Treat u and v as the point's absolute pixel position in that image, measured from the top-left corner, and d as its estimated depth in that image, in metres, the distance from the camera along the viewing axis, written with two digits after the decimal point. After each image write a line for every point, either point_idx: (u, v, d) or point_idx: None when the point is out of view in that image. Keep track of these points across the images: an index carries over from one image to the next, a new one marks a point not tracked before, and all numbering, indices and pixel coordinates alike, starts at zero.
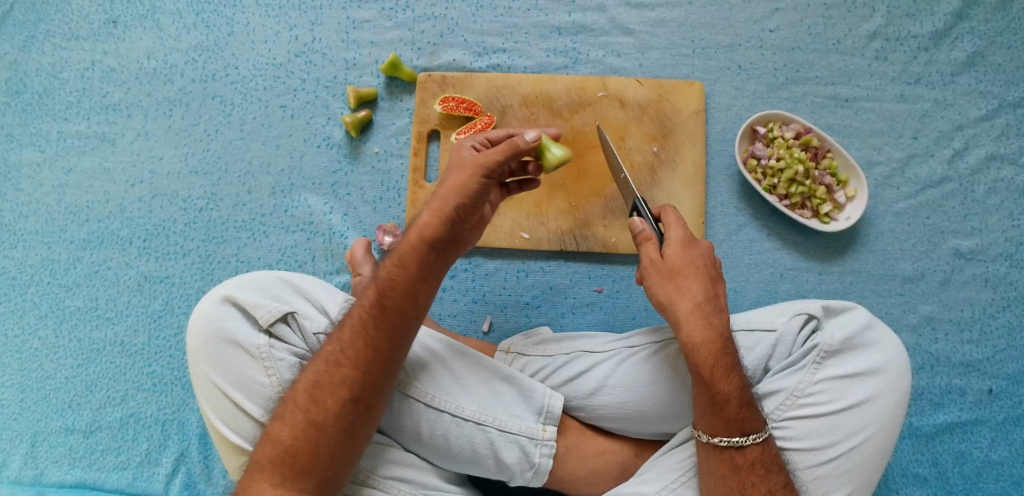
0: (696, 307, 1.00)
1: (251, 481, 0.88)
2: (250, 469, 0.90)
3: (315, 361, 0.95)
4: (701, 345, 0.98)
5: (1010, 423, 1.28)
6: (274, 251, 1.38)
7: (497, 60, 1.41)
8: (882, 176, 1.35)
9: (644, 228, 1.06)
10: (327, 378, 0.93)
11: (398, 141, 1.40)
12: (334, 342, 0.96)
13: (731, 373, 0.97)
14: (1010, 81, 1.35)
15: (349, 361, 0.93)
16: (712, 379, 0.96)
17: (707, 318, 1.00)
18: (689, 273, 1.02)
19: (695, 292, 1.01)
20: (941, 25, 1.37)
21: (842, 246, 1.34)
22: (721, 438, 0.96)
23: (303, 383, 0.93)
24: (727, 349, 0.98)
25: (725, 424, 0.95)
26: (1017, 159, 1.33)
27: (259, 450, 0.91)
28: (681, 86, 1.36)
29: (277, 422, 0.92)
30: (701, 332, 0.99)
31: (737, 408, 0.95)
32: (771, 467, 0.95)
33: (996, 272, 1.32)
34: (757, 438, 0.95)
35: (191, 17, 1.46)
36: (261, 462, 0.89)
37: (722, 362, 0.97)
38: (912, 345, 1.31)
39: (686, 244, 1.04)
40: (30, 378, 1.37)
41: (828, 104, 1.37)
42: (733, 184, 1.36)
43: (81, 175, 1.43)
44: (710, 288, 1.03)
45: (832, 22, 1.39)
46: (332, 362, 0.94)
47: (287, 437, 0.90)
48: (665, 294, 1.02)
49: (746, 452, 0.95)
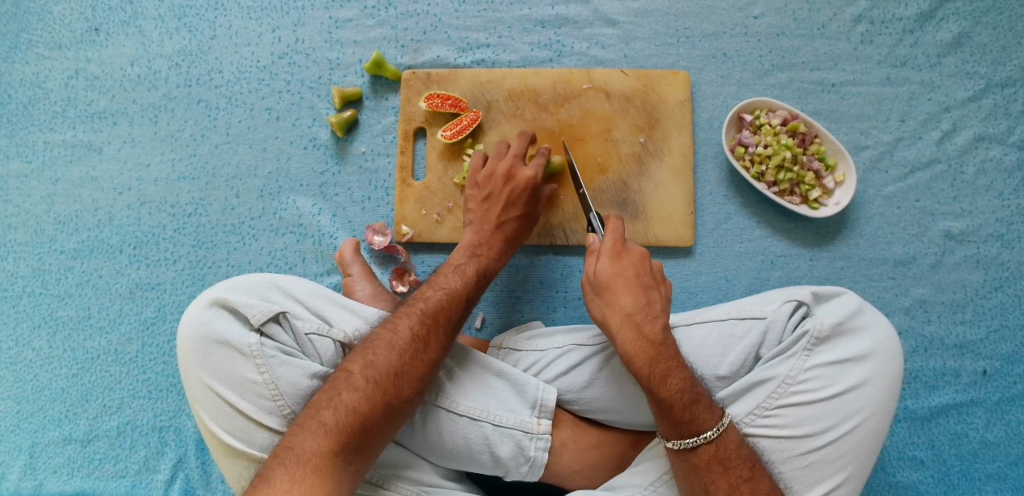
0: (626, 319, 1.03)
1: (312, 443, 0.86)
2: (310, 430, 0.88)
3: (398, 347, 0.97)
4: (636, 356, 0.99)
5: (1005, 403, 1.28)
6: (264, 255, 1.38)
7: (481, 55, 1.40)
8: (870, 160, 1.34)
9: (599, 240, 1.13)
10: (410, 369, 0.96)
11: (384, 140, 1.40)
12: (418, 335, 0.99)
13: (669, 378, 0.97)
14: (995, 61, 1.34)
15: (430, 359, 0.98)
16: (653, 387, 0.97)
17: (638, 329, 1.02)
18: (617, 286, 1.06)
19: (625, 304, 1.04)
20: (926, 7, 1.36)
21: (833, 231, 1.33)
22: (674, 442, 0.97)
23: (385, 365, 0.94)
24: (663, 354, 0.99)
25: (674, 429, 0.96)
26: (1005, 139, 1.33)
27: (328, 413, 0.89)
28: (667, 75, 1.35)
29: (350, 392, 0.91)
30: (635, 342, 1.01)
31: (680, 411, 0.95)
32: (729, 462, 0.95)
33: (987, 252, 1.31)
34: (708, 436, 0.95)
35: (173, 22, 1.45)
36: (329, 428, 0.88)
37: (658, 368, 0.98)
38: (905, 328, 1.31)
39: (615, 258, 1.08)
40: (26, 389, 1.38)
41: (814, 89, 1.36)
42: (721, 173, 1.35)
43: (69, 185, 1.43)
44: (641, 296, 1.05)
45: (817, 7, 1.38)
46: (418, 356, 0.97)
47: (362, 412, 0.90)
48: (600, 311, 1.06)
49: (698, 453, 0.95)
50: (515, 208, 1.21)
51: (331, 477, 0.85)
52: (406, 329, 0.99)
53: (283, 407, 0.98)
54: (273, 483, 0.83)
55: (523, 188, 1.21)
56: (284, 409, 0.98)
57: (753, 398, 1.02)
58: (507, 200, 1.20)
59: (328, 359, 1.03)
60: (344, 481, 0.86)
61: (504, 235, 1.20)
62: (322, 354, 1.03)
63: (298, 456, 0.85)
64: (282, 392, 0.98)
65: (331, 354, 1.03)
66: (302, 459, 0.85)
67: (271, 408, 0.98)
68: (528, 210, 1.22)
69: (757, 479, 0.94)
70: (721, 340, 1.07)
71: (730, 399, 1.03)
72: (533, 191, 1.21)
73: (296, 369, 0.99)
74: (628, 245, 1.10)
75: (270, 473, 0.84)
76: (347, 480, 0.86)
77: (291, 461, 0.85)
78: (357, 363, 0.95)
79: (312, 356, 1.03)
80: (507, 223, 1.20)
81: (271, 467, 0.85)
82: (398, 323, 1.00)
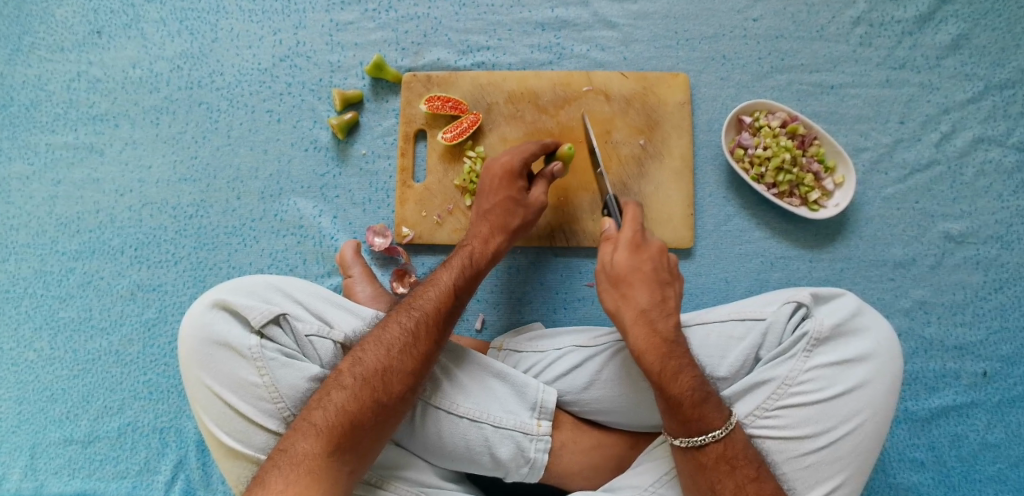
0: (641, 314, 1.04)
1: (304, 444, 0.87)
2: (302, 431, 0.89)
3: (386, 344, 0.97)
4: (647, 351, 1.00)
5: (1006, 405, 1.28)
6: (265, 256, 1.39)
7: (481, 58, 1.41)
8: (869, 162, 1.34)
9: (614, 227, 1.12)
10: (399, 364, 0.95)
11: (385, 142, 1.41)
12: (407, 329, 0.99)
13: (681, 375, 0.98)
14: (994, 63, 1.35)
15: (419, 354, 0.98)
16: (664, 383, 0.97)
17: (652, 324, 1.03)
18: (634, 280, 1.06)
19: (640, 299, 1.05)
20: (924, 9, 1.36)
21: (832, 233, 1.33)
22: (682, 440, 0.97)
23: (373, 362, 0.95)
24: (674, 351, 1.00)
25: (681, 426, 0.96)
26: (1005, 141, 1.33)
27: (318, 414, 0.90)
28: (666, 78, 1.36)
29: (339, 392, 0.92)
30: (647, 337, 1.01)
31: (689, 408, 0.96)
32: (737, 462, 0.95)
33: (987, 254, 1.32)
34: (717, 435, 0.95)
35: (175, 24, 1.46)
36: (320, 428, 0.89)
37: (670, 364, 0.99)
38: (904, 329, 1.31)
39: (634, 251, 1.08)
40: (27, 390, 1.38)
41: (813, 91, 1.37)
42: (721, 175, 1.36)
43: (71, 187, 1.43)
44: (656, 292, 1.06)
45: (816, 9, 1.38)
46: (406, 350, 0.97)
47: (352, 410, 0.90)
48: (613, 302, 1.07)
49: (707, 451, 0.95)
50: (499, 194, 1.18)
51: (324, 478, 0.86)
52: (396, 324, 1.00)
53: (283, 409, 0.98)
54: (267, 485, 0.84)
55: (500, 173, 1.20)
56: (284, 412, 0.99)
57: (753, 398, 1.02)
58: (491, 190, 1.19)
59: (328, 361, 1.03)
60: (338, 480, 0.87)
61: (490, 223, 1.17)
62: (322, 356, 1.03)
63: (291, 458, 0.86)
64: (283, 394, 0.98)
65: (331, 356, 1.04)
66: (294, 461, 0.86)
67: (271, 410, 0.98)
68: (513, 194, 1.18)
69: (764, 479, 0.94)
70: (721, 341, 1.07)
71: (732, 398, 1.03)
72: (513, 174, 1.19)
73: (297, 371, 0.99)
74: (647, 238, 1.10)
75: (265, 475, 0.85)
76: (341, 480, 0.87)
77: (285, 463, 0.86)
78: (346, 362, 0.96)
79: (313, 358, 1.03)
80: (494, 210, 1.18)
81: (266, 470, 0.86)
82: (388, 320, 1.01)
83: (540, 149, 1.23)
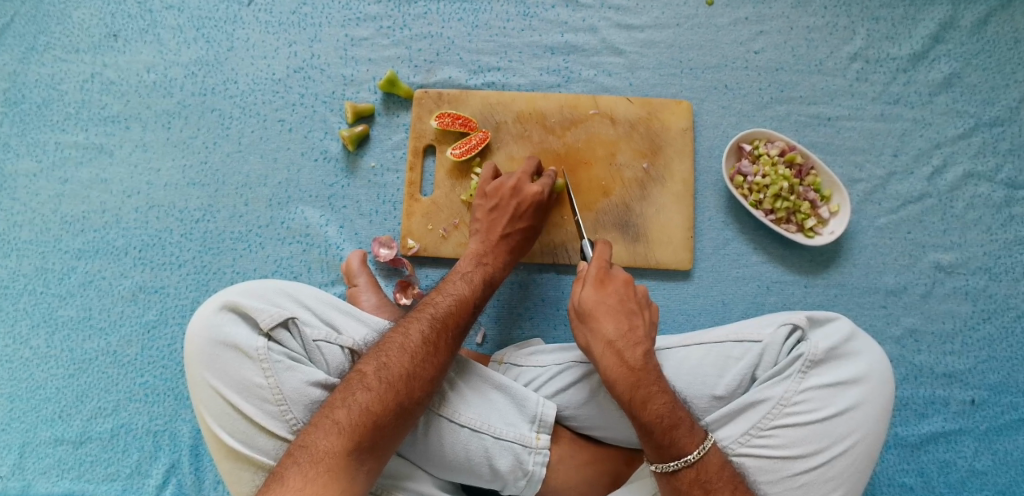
0: (608, 346, 1.05)
1: (325, 441, 0.89)
2: (323, 428, 0.90)
3: (409, 350, 1.00)
4: (618, 380, 1.02)
5: (993, 433, 1.31)
6: (270, 263, 1.40)
7: (492, 78, 1.45)
8: (864, 193, 1.39)
9: (587, 268, 1.15)
10: (421, 372, 0.99)
11: (394, 156, 1.43)
12: (428, 339, 1.02)
13: (650, 402, 1.00)
14: (985, 102, 1.40)
15: (438, 363, 1.01)
16: (640, 410, 1.00)
17: (621, 355, 1.04)
18: (599, 313, 1.08)
19: (607, 331, 1.07)
20: (919, 48, 1.42)
21: (827, 260, 1.37)
22: (657, 465, 0.99)
23: (397, 367, 0.97)
24: (643, 380, 1.02)
25: (656, 452, 0.99)
26: (994, 177, 1.38)
27: (341, 413, 0.92)
28: (671, 104, 1.40)
29: (363, 392, 0.94)
30: (616, 367, 1.03)
31: (660, 435, 0.98)
32: (710, 486, 0.96)
33: (976, 285, 1.36)
34: (689, 460, 0.97)
35: (192, 32, 1.49)
36: (343, 427, 0.90)
37: (639, 392, 1.01)
38: (896, 356, 1.34)
39: (598, 287, 1.10)
40: (20, 388, 1.37)
41: (811, 122, 1.42)
42: (720, 200, 1.40)
43: (78, 185, 1.45)
44: (623, 322, 1.07)
45: (815, 44, 1.44)
46: (428, 358, 1.00)
47: (374, 410, 0.92)
48: (583, 337, 1.09)
49: (680, 475, 0.97)
50: (521, 220, 1.24)
51: (342, 477, 0.87)
52: (417, 333, 1.03)
53: (286, 413, 0.99)
54: (285, 481, 0.84)
55: (529, 201, 1.24)
56: (287, 414, 0.99)
57: (749, 418, 1.04)
58: (513, 214, 1.23)
59: (334, 367, 1.06)
60: (355, 480, 0.88)
61: (509, 247, 1.23)
62: (329, 361, 1.05)
63: (311, 455, 0.87)
64: (287, 397, 0.99)
65: (338, 361, 1.06)
66: (314, 458, 0.87)
67: (275, 413, 0.99)
68: (534, 223, 1.25)
69: None
70: (718, 360, 1.10)
71: (722, 420, 1.05)
72: (540, 204, 1.25)
73: (302, 375, 1.00)
74: (611, 272, 1.12)
75: (284, 471, 0.86)
76: (359, 480, 0.88)
77: (305, 460, 0.87)
78: (369, 365, 0.98)
79: (318, 363, 1.05)
80: (512, 235, 1.23)
81: (285, 466, 0.87)
82: (409, 327, 1.04)
83: (552, 183, 1.27)
